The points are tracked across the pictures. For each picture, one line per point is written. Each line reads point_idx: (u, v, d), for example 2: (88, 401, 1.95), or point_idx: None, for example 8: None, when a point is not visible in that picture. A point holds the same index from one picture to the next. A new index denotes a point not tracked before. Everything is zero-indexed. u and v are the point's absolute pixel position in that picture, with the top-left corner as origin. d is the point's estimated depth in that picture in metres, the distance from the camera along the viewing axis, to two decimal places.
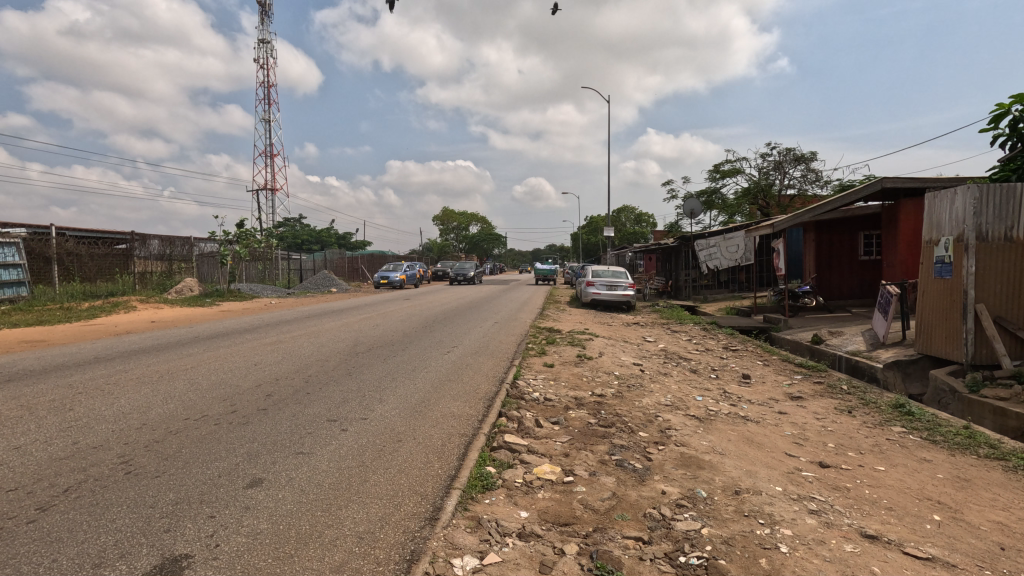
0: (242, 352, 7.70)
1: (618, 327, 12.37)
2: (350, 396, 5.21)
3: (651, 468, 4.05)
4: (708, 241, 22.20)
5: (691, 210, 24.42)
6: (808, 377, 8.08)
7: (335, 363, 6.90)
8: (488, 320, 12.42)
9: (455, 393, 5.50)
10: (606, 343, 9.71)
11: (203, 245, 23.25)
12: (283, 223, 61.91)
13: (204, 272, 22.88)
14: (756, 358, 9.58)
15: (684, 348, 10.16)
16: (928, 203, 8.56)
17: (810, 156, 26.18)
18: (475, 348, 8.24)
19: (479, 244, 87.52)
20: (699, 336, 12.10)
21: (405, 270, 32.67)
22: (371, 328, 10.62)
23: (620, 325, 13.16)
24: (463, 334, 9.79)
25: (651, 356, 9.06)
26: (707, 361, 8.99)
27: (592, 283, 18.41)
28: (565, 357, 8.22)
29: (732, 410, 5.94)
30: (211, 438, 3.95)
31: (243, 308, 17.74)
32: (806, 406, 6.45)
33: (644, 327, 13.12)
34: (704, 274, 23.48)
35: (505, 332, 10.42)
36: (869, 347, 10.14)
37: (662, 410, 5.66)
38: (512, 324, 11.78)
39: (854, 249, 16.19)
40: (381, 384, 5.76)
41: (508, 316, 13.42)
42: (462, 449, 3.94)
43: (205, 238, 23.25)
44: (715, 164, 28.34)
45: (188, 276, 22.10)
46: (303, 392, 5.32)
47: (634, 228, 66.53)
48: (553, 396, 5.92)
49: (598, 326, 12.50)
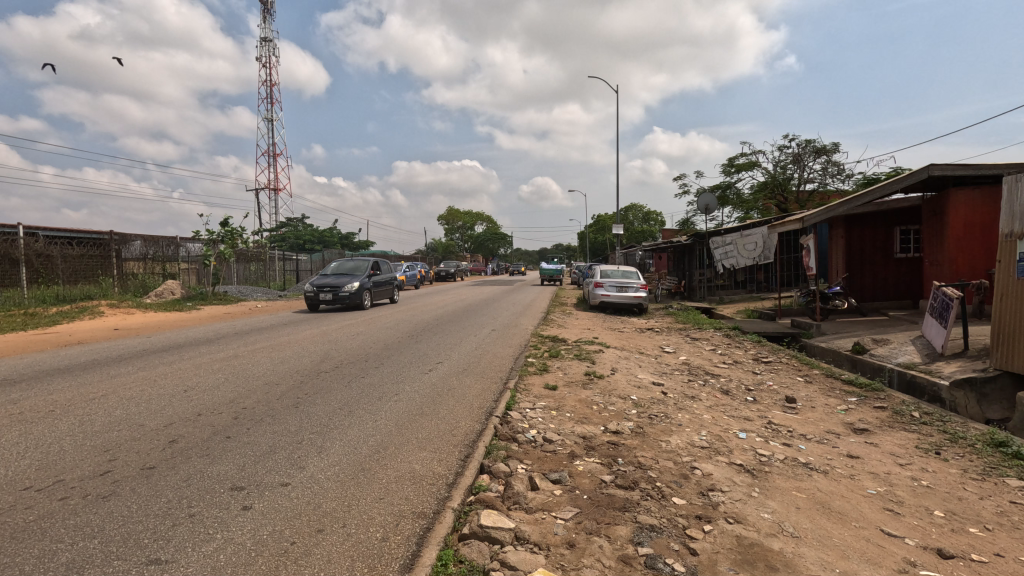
0: (181, 371, 6.39)
1: (630, 336, 10.96)
2: (280, 445, 3.88)
3: (699, 571, 2.68)
4: (724, 239, 21.10)
5: (705, 206, 22.94)
6: (866, 400, 6.66)
7: (285, 389, 5.58)
8: (487, 327, 11.05)
9: (422, 437, 4.13)
10: (618, 356, 8.33)
11: (191, 246, 21.95)
12: (285, 224, 60.88)
13: (190, 273, 21.64)
14: (795, 374, 8.15)
15: (708, 361, 8.74)
16: (1007, 187, 7.28)
17: (831, 148, 24.64)
18: (463, 366, 6.91)
19: (485, 244, 86.24)
20: (723, 344, 10.66)
21: (405, 271, 31.38)
22: (349, 339, 9.31)
23: (633, 332, 11.76)
24: (452, 347, 8.40)
25: (671, 372, 7.65)
26: (738, 379, 7.57)
27: (601, 285, 17.01)
28: (570, 375, 6.85)
29: (787, 453, 4.55)
30: (40, 527, 2.64)
31: (229, 312, 16.49)
32: (880, 445, 5.04)
33: (660, 334, 11.71)
34: (719, 273, 22.01)
35: (503, 342, 9.03)
36: (926, 359, 8.67)
37: (699, 457, 4.28)
38: (512, 333, 10.39)
39: (889, 246, 14.74)
40: (329, 423, 4.42)
41: (510, 322, 12.03)
42: (412, 548, 2.61)
43: (193, 239, 21.97)
44: (729, 157, 26.80)
45: (172, 279, 20.85)
46: (220, 438, 4.00)
47: (642, 226, 65.03)
48: (553, 436, 4.55)
49: (608, 333, 11.12)
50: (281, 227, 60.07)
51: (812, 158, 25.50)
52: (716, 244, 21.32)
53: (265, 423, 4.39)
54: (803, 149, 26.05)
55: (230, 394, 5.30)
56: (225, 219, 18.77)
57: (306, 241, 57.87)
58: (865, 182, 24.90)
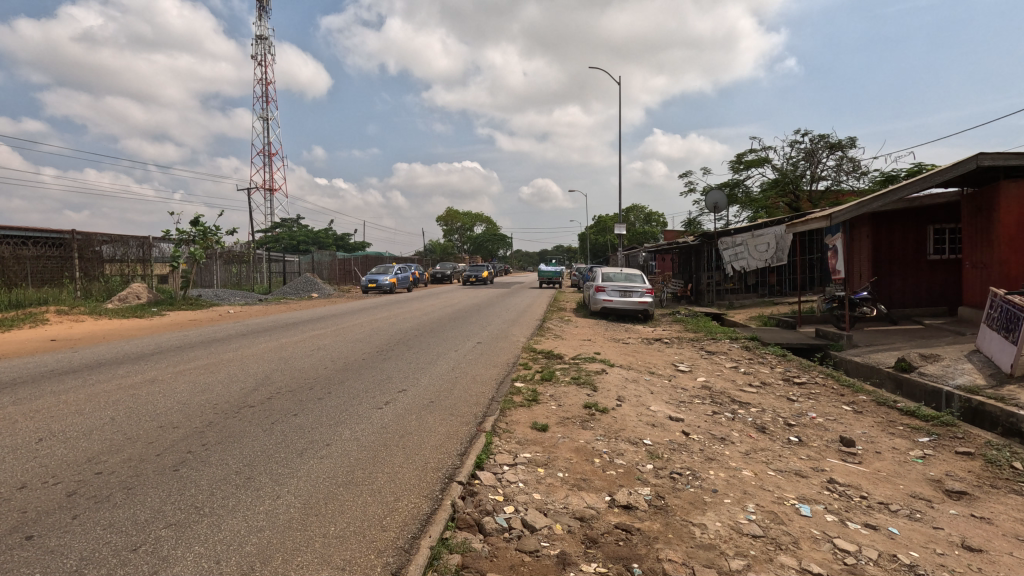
0: (62, 405, 4.94)
1: (637, 349, 9.54)
2: (94, 558, 2.42)
3: None
4: (734, 239, 19.92)
5: (713, 204, 21.59)
6: (942, 442, 5.23)
7: (181, 436, 4.13)
8: (474, 339, 9.60)
9: (330, 537, 2.68)
10: (625, 378, 6.90)
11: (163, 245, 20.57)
12: (279, 224, 59.57)
13: (163, 275, 20.30)
14: (838, 401, 6.74)
15: (731, 384, 7.33)
16: None
17: (847, 143, 23.24)
18: (430, 397, 5.47)
19: (484, 245, 84.91)
20: (744, 360, 9.26)
21: (396, 272, 29.95)
22: (305, 355, 7.85)
23: (640, 344, 10.38)
24: (427, 368, 6.93)
25: (690, 401, 6.22)
26: (771, 411, 6.16)
27: (602, 288, 15.58)
28: (565, 409, 5.43)
29: (879, 546, 3.11)
30: None
31: (199, 318, 15.19)
32: (996, 521, 3.61)
33: (670, 347, 10.30)
34: (729, 276, 20.65)
35: (485, 360, 7.58)
36: (994, 382, 7.23)
37: (754, 560, 2.85)
38: (501, 346, 8.97)
39: (921, 247, 13.35)
40: (203, 504, 2.97)
41: (500, 333, 10.61)
42: None
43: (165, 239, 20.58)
44: (737, 153, 25.45)
45: (143, 281, 19.44)
46: (14, 540, 2.56)
47: (644, 227, 63.60)
48: (537, 520, 3.14)
49: (611, 346, 9.72)
50: (275, 228, 58.88)
51: (825, 154, 24.12)
52: (726, 244, 20.02)
53: (108, 505, 2.95)
54: (815, 145, 24.68)
55: (92, 447, 3.83)
56: (195, 217, 17.30)
57: (300, 241, 56.60)
58: (882, 180, 23.55)
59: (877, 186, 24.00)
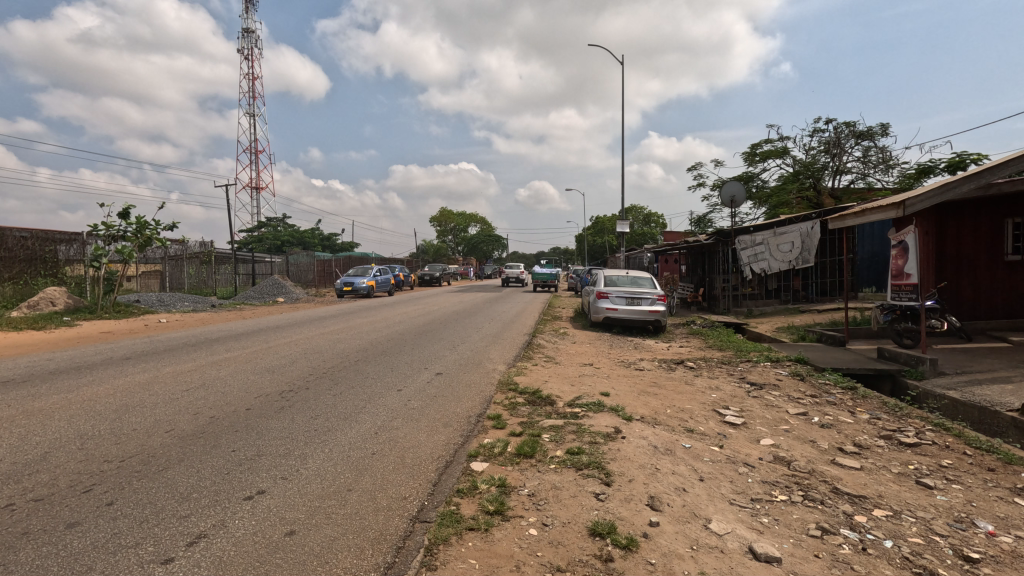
0: None
1: (656, 384, 6.94)
2: None
3: None
4: (754, 237, 17.67)
5: (729, 198, 19.19)
6: None
7: None
8: (435, 368, 7.01)
9: None
10: (655, 449, 4.29)
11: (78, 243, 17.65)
12: (264, 224, 56.89)
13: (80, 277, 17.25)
14: (1000, 488, 4.15)
15: (813, 451, 4.73)
16: None
17: (877, 130, 20.77)
18: (293, 521, 2.82)
19: (478, 246, 82.16)
20: (806, 398, 6.68)
21: (375, 274, 27.27)
22: (168, 399, 5.22)
23: (658, 373, 7.78)
24: (335, 433, 4.30)
25: (769, 502, 3.61)
26: (911, 521, 3.55)
27: (605, 295, 13.03)
28: (557, 545, 2.81)
29: None
30: None
31: (116, 329, 12.51)
32: None
33: (698, 377, 7.71)
34: (747, 280, 18.25)
35: (434, 411, 4.98)
36: None
37: None
38: (467, 380, 6.37)
39: (995, 246, 10.77)
40: None
41: (470, 355, 8.03)
42: None
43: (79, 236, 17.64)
44: (753, 144, 23.16)
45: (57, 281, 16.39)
46: None
47: (644, 229, 61.25)
48: None
49: (621, 378, 7.11)
50: (259, 228, 56.19)
51: (852, 143, 21.66)
52: (744, 244, 17.70)
53: None
54: (841, 133, 22.25)
55: None
56: (124, 209, 14.57)
57: (284, 240, 53.79)
58: (916, 172, 21.08)
59: (910, 179, 21.52)
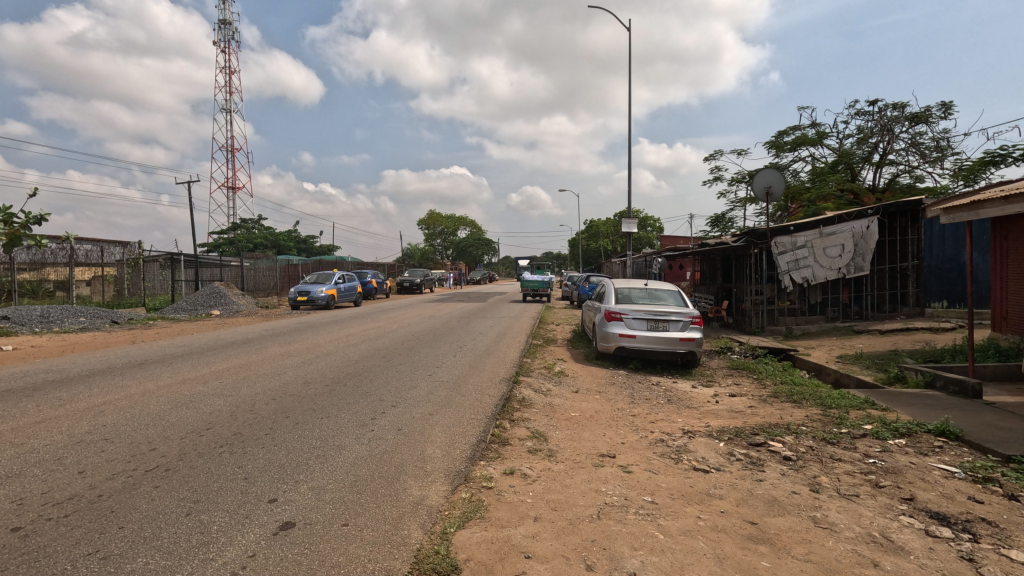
0: None
1: (762, 540, 3.22)
2: None
3: None
4: (796, 239, 14.09)
5: (763, 190, 15.52)
6: None
7: None
8: (290, 505, 3.24)
9: None
10: None
11: None
12: (238, 226, 52.95)
13: None
14: None
15: None
16: None
17: (934, 112, 17.35)
18: None
19: (466, 250, 78.57)
20: None
21: (338, 280, 23.40)
22: None
23: (745, 490, 4.04)
24: None
25: None
26: None
27: (619, 318, 9.31)
28: None
29: None
30: None
31: None
32: None
33: (825, 496, 3.97)
34: (785, 292, 14.60)
35: None
36: None
37: None
38: (335, 569, 2.59)
39: None
40: None
41: (390, 451, 4.23)
42: None
43: None
44: (779, 131, 19.79)
45: None
46: None
47: (640, 232, 58.13)
48: None
49: (681, 522, 3.38)
50: (232, 230, 52.22)
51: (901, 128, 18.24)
52: (783, 247, 14.12)
53: None
54: (887, 118, 18.81)
55: None
56: None
57: (257, 244, 49.82)
58: (979, 163, 17.65)
59: (968, 173, 18.13)
